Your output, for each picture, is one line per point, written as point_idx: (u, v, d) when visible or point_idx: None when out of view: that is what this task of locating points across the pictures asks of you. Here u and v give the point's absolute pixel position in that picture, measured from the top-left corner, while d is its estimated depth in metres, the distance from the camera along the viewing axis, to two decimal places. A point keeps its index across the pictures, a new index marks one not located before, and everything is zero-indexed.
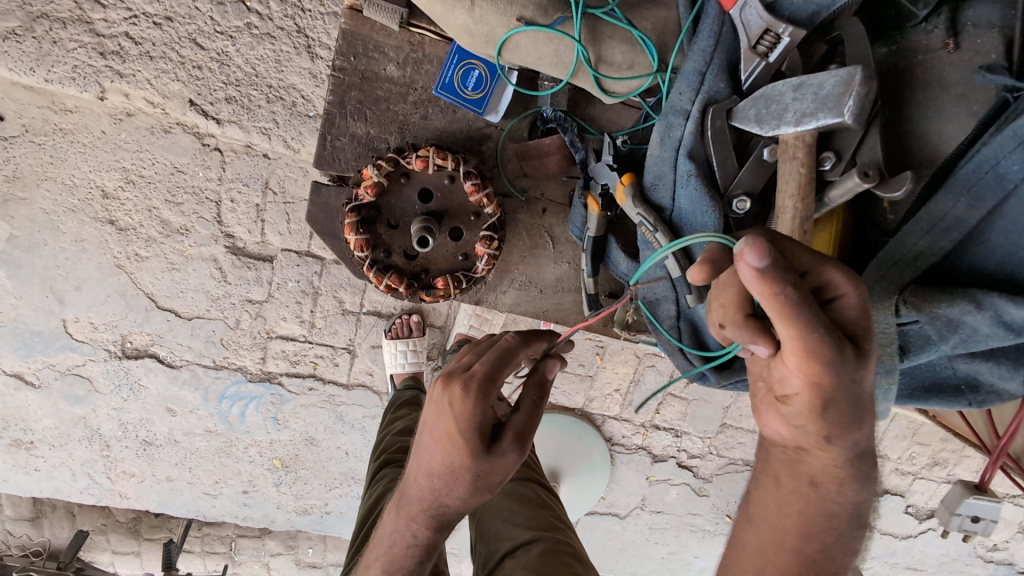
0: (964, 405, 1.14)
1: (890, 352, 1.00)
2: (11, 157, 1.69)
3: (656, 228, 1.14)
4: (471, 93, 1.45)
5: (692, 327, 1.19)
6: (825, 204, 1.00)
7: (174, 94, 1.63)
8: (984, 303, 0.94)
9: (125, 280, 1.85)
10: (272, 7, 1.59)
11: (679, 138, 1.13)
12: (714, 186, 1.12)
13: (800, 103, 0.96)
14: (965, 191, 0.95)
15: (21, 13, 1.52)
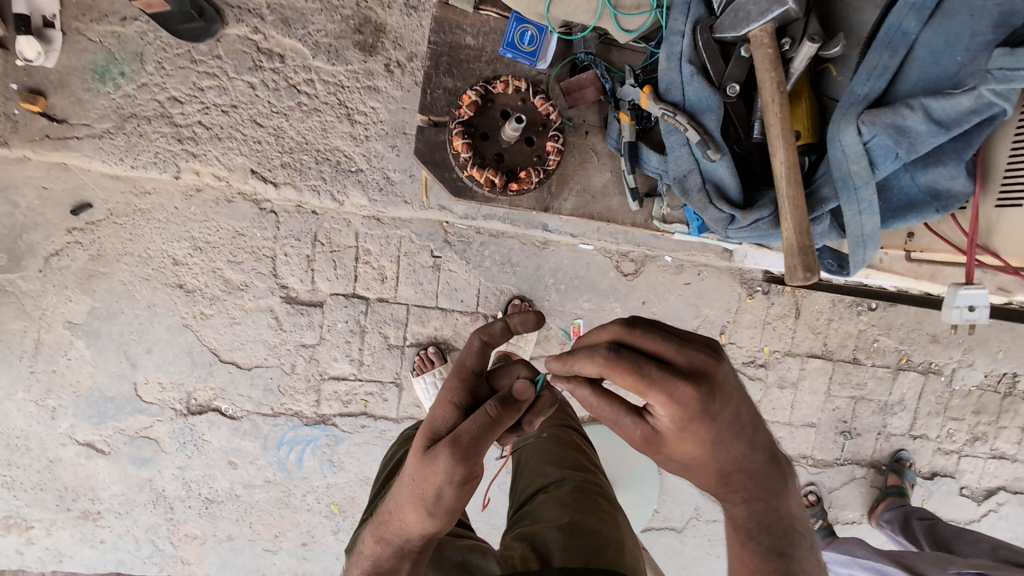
0: (934, 215, 1.35)
1: (863, 171, 1.25)
2: (95, 238, 1.93)
3: (677, 113, 1.35)
4: (526, 48, 1.56)
5: (716, 185, 1.40)
6: (791, 75, 1.24)
7: (238, 166, 1.93)
8: (916, 107, 1.20)
9: (192, 338, 2.03)
10: (318, 88, 1.92)
11: (680, 51, 1.38)
12: (710, 81, 1.36)
13: (757, 6, 1.19)
14: (886, 47, 1.26)
15: (114, 115, 1.84)
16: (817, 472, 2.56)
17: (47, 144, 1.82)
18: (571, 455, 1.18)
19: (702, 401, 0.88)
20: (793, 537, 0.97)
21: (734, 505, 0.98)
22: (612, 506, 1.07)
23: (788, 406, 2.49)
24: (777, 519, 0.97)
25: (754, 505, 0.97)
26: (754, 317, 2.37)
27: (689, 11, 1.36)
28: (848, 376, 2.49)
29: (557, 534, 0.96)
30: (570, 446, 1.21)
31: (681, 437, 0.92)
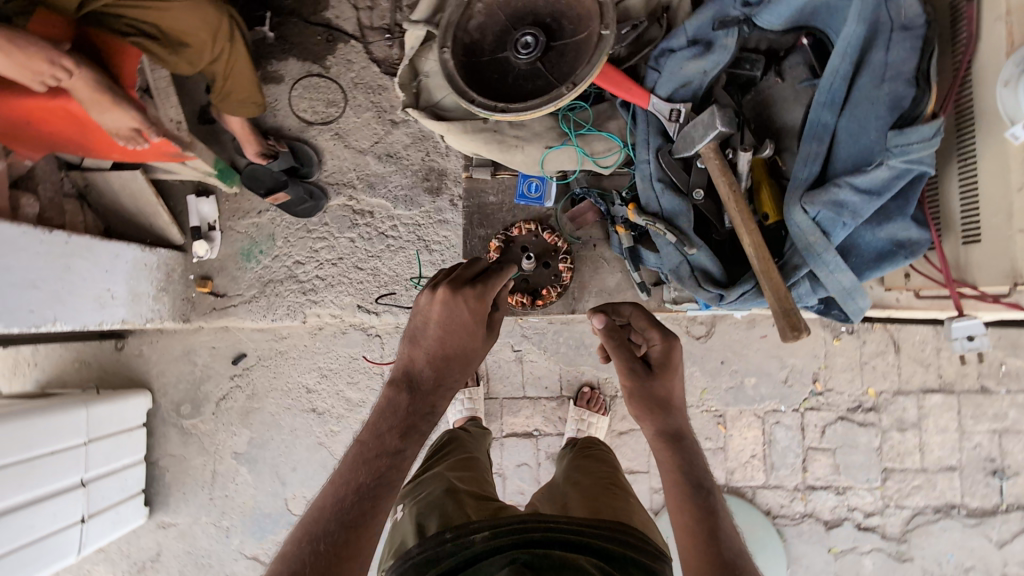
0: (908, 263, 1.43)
1: (820, 243, 1.38)
2: (250, 380, 2.43)
3: (662, 193, 1.48)
4: (534, 195, 1.76)
5: (703, 272, 1.48)
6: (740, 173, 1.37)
7: (348, 303, 2.37)
8: (845, 184, 1.36)
9: (326, 454, 2.39)
10: (401, 231, 2.36)
11: (655, 120, 1.48)
12: (680, 189, 1.48)
13: (694, 131, 1.34)
14: (812, 138, 1.43)
15: (257, 284, 2.39)
16: (978, 524, 2.25)
17: (213, 314, 2.39)
18: (601, 463, 1.42)
19: (672, 337, 1.33)
20: (712, 484, 1.23)
21: (673, 462, 1.24)
22: (625, 496, 1.26)
23: (918, 450, 2.28)
24: (703, 484, 1.21)
25: (695, 467, 1.23)
26: (848, 359, 2.30)
27: (648, 146, 1.48)
28: (981, 406, 2.26)
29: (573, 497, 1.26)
30: (593, 458, 1.45)
31: (666, 367, 1.31)
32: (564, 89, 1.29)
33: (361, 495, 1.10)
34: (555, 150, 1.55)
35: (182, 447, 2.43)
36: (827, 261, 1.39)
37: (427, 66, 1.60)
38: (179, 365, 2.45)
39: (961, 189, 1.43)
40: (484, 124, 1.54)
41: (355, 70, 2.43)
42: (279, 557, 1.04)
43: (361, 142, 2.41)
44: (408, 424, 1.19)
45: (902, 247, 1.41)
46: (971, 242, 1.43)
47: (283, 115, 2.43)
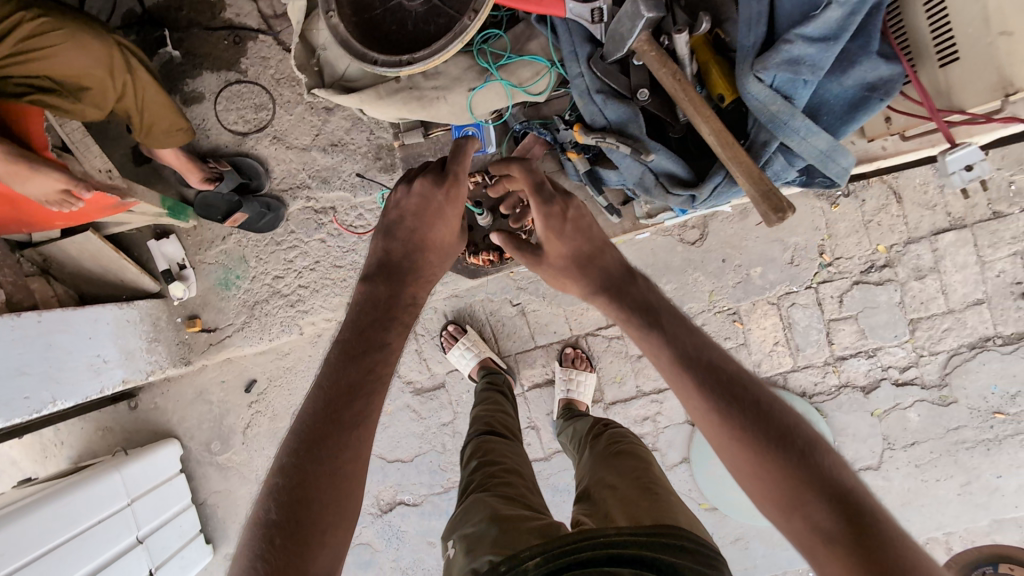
0: (884, 103, 1.30)
1: (786, 108, 1.26)
2: (268, 403, 2.42)
3: (608, 99, 1.37)
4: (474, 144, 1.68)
5: (668, 175, 1.40)
6: (682, 60, 1.24)
7: (338, 304, 2.32)
8: (797, 37, 1.21)
9: None
10: (370, 218, 2.29)
11: (576, 25, 1.34)
12: (622, 96, 1.38)
13: (621, 27, 1.22)
14: None
15: (244, 309, 2.35)
16: (1015, 350, 2.22)
17: (212, 350, 2.37)
18: (633, 460, 1.25)
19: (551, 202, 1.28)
20: (666, 319, 1.14)
21: (663, 345, 1.10)
22: (665, 494, 1.11)
23: (940, 294, 2.23)
24: (667, 326, 1.12)
25: (683, 339, 1.10)
26: (850, 222, 2.23)
27: (577, 56, 1.36)
28: (997, 234, 2.18)
29: (609, 495, 1.14)
30: (626, 455, 1.28)
31: (552, 234, 1.26)
32: (466, 20, 1.20)
33: (345, 393, 1.06)
34: (480, 91, 1.46)
35: (224, 481, 2.46)
36: (797, 128, 1.28)
37: (320, 40, 1.49)
38: (196, 407, 2.44)
39: (931, 19, 1.39)
40: (398, 83, 1.44)
41: (273, 65, 2.28)
42: (278, 477, 1.00)
43: (302, 139, 2.29)
44: (389, 317, 1.17)
45: (874, 89, 1.28)
46: (949, 62, 1.37)
47: (215, 134, 2.31)
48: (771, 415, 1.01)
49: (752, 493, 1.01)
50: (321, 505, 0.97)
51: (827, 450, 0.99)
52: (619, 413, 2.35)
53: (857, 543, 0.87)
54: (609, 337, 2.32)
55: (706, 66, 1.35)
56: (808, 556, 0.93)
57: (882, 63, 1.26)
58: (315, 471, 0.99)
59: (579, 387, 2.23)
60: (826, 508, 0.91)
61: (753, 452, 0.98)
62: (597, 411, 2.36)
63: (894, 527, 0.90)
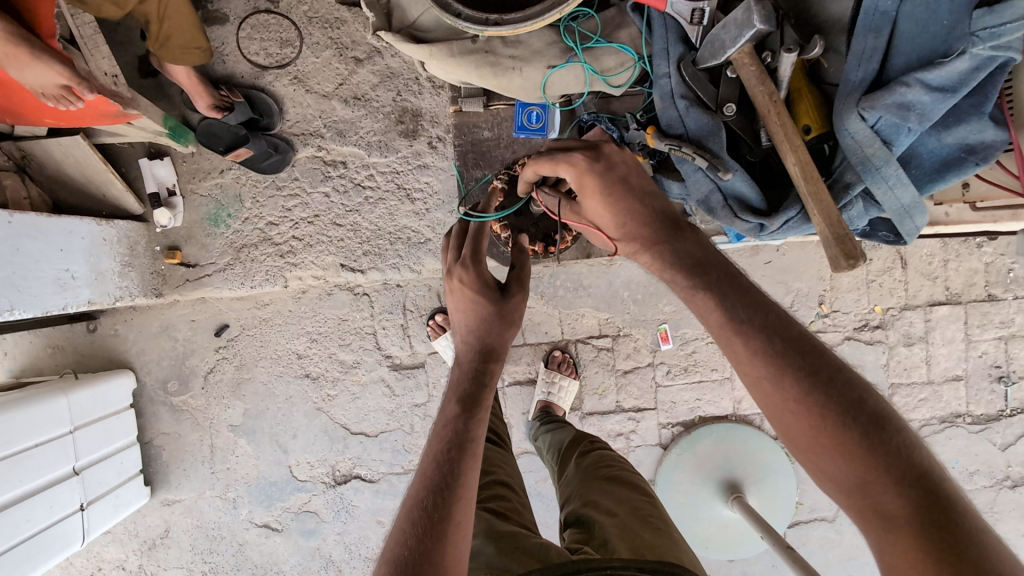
0: (976, 167, 1.24)
1: (880, 151, 1.20)
2: (237, 351, 2.30)
3: (692, 107, 1.31)
4: (536, 126, 1.60)
5: (739, 199, 1.33)
6: (781, 81, 1.18)
7: (330, 263, 2.22)
8: (911, 80, 1.15)
9: (325, 418, 2.31)
10: (380, 181, 2.19)
11: (674, 24, 1.30)
12: (706, 107, 1.32)
13: (728, 33, 1.17)
14: (867, 29, 1.21)
15: (230, 250, 2.22)
16: (981, 430, 2.28)
17: (188, 285, 2.23)
18: (628, 489, 1.38)
19: (582, 163, 1.20)
20: (711, 265, 1.08)
21: (713, 308, 1.03)
22: (663, 530, 1.27)
23: (924, 364, 2.26)
24: (712, 283, 1.05)
25: (737, 302, 1.02)
26: (854, 278, 2.24)
27: (670, 56, 1.31)
28: (988, 316, 2.22)
29: (608, 525, 1.27)
30: (620, 483, 1.40)
31: (586, 195, 1.22)
32: None
33: (466, 405, 1.15)
34: (559, 70, 1.39)
35: (175, 424, 2.33)
36: (887, 176, 1.22)
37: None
38: (159, 342, 2.31)
39: None
40: (473, 44, 1.36)
41: (307, 2, 2.15)
42: (416, 481, 1.06)
43: (324, 85, 2.18)
44: (470, 391, 1.18)
45: (973, 152, 1.23)
46: None
47: (233, 61, 2.17)
48: (837, 385, 0.93)
49: (807, 463, 0.96)
50: (461, 508, 1.01)
51: (899, 424, 0.91)
52: (594, 425, 2.33)
53: (923, 530, 0.82)
54: (598, 348, 2.28)
55: (800, 93, 1.29)
56: (868, 536, 0.88)
57: (989, 126, 1.21)
58: (449, 469, 1.04)
59: (561, 393, 2.21)
60: (893, 490, 0.86)
61: (813, 427, 0.92)
62: (572, 419, 2.33)
63: (972, 514, 0.85)
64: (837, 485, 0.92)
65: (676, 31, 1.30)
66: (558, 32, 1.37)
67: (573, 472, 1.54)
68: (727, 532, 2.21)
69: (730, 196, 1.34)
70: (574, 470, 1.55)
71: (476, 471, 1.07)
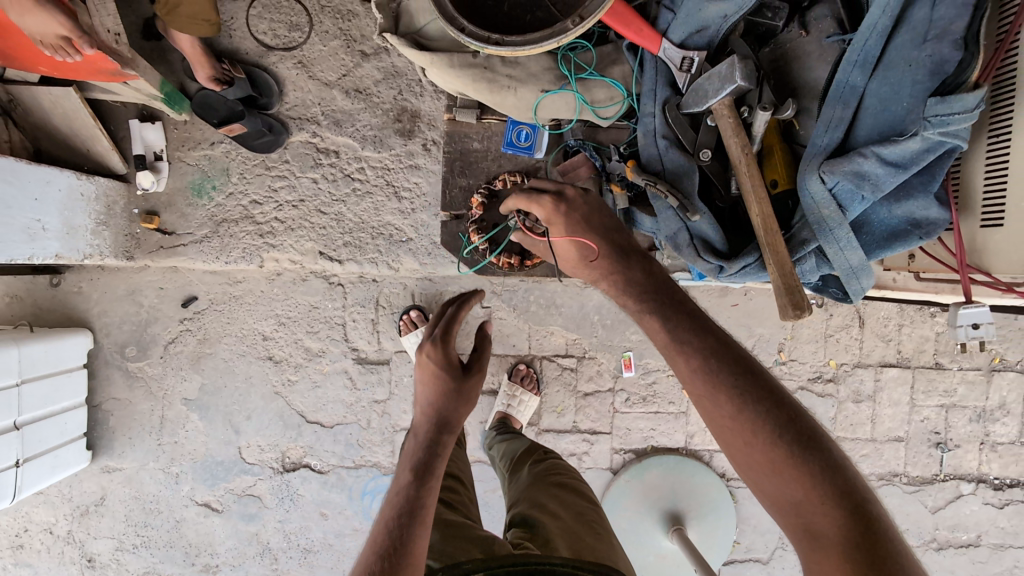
0: (919, 241, 1.33)
1: (835, 213, 1.27)
2: (202, 325, 2.27)
3: (671, 149, 1.37)
4: (524, 144, 1.66)
5: (704, 242, 1.39)
6: (755, 136, 1.25)
7: (309, 250, 2.22)
8: (869, 153, 1.23)
9: (282, 403, 2.29)
10: (369, 175, 2.21)
11: (664, 69, 1.37)
12: (685, 150, 1.38)
13: (711, 85, 1.23)
14: (837, 100, 1.29)
15: (209, 222, 2.21)
16: (915, 491, 2.37)
17: (161, 252, 2.21)
18: (574, 494, 1.43)
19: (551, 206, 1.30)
20: (664, 290, 1.18)
21: (659, 329, 1.12)
22: (605, 535, 1.32)
23: (868, 421, 2.35)
24: (662, 308, 1.14)
25: (680, 324, 1.10)
26: (813, 331, 2.32)
27: (657, 97, 1.37)
28: (933, 383, 2.32)
29: (552, 525, 1.32)
30: (567, 489, 1.44)
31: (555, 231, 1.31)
32: (568, 23, 1.09)
33: (418, 473, 1.29)
34: (552, 95, 1.44)
35: (128, 390, 2.29)
36: (839, 238, 1.29)
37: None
38: (122, 305, 2.27)
39: (987, 174, 1.29)
40: (473, 59, 1.40)
41: None
42: (371, 544, 1.13)
43: (327, 73, 2.20)
44: (426, 471, 1.30)
45: (916, 226, 1.31)
46: (991, 225, 1.30)
47: (240, 37, 2.17)
48: (769, 405, 0.98)
49: (750, 481, 1.01)
50: (413, 545, 1.09)
51: (828, 444, 0.97)
52: (550, 441, 2.35)
53: (848, 552, 0.86)
54: (562, 367, 2.32)
55: (771, 149, 1.36)
56: (802, 555, 0.92)
57: (936, 205, 1.29)
58: (402, 533, 1.12)
59: (520, 406, 2.24)
60: (824, 510, 0.90)
61: (747, 445, 0.98)
62: (527, 433, 2.35)
63: (898, 539, 0.89)
64: (776, 502, 0.96)
65: (665, 75, 1.37)
66: (555, 59, 1.42)
67: (523, 475, 1.57)
68: (663, 561, 2.25)
69: (697, 237, 1.39)
70: (523, 474, 1.58)
71: (427, 531, 1.15)
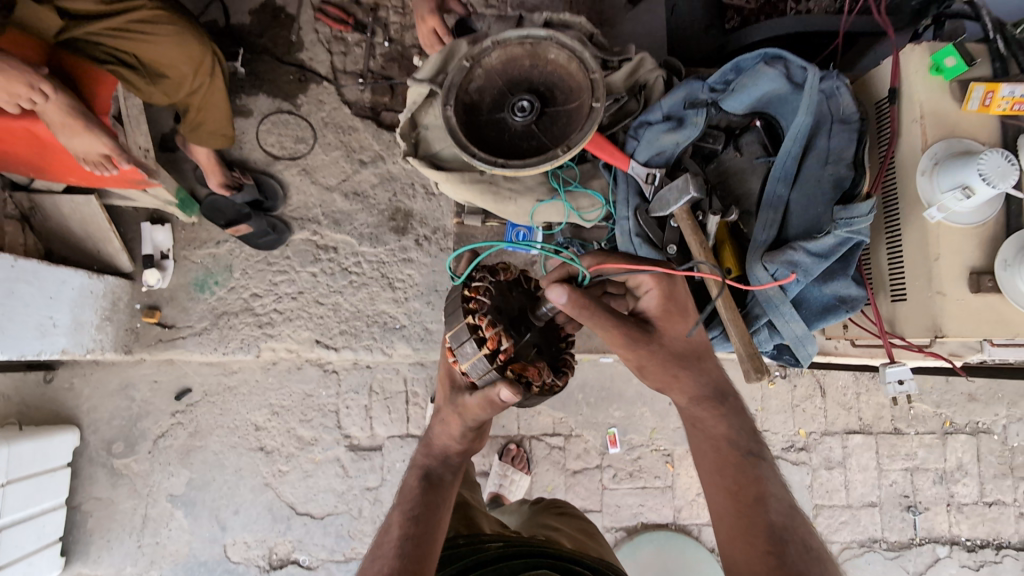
0: (846, 314, 1.55)
1: (777, 294, 1.50)
2: (194, 417, 2.29)
3: (641, 244, 1.60)
4: (522, 242, 1.89)
5: None
6: (709, 234, 1.49)
7: (305, 339, 2.33)
8: (798, 245, 1.48)
9: (271, 496, 2.28)
10: (366, 268, 2.38)
11: (633, 180, 1.61)
12: (653, 245, 1.60)
13: (671, 193, 1.44)
14: (770, 204, 1.55)
15: (210, 315, 2.31)
16: (895, 557, 2.45)
17: (159, 346, 2.28)
18: (575, 517, 1.68)
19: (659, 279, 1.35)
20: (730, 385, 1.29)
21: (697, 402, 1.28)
22: (599, 543, 1.58)
23: (842, 488, 2.47)
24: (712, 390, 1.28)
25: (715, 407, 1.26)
26: (781, 402, 2.49)
27: (629, 204, 1.61)
28: (896, 448, 2.48)
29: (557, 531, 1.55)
30: (569, 515, 1.67)
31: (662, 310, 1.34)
32: (558, 151, 1.35)
33: (415, 527, 1.22)
34: (545, 204, 1.68)
35: (111, 489, 2.25)
36: (783, 312, 1.51)
37: (426, 119, 1.68)
38: (114, 400, 2.28)
39: (889, 261, 1.54)
40: (480, 176, 1.64)
41: (326, 110, 2.46)
42: None
43: (328, 179, 2.44)
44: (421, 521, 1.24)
45: (843, 302, 1.54)
46: (899, 299, 1.52)
47: (249, 149, 2.42)
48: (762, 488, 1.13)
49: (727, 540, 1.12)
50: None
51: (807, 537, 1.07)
52: None
53: None
54: (550, 446, 2.40)
55: (722, 243, 1.60)
56: None
57: (853, 284, 1.53)
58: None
59: (512, 487, 2.30)
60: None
61: (745, 507, 1.11)
62: None
63: None
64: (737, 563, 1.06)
65: (633, 185, 1.61)
66: (547, 175, 1.67)
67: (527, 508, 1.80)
68: None
69: None
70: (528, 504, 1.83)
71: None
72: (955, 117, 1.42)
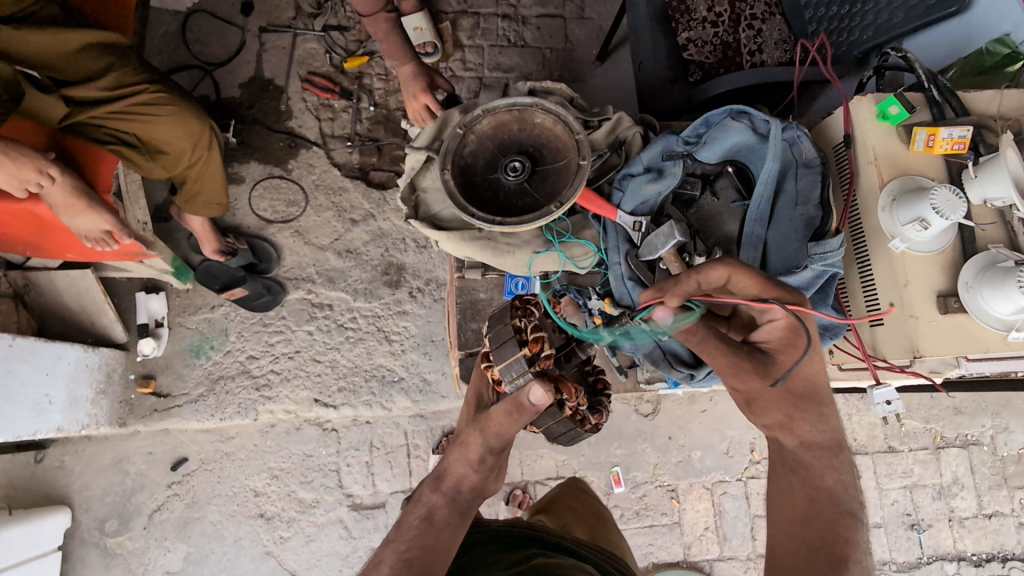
0: (830, 341, 1.64)
1: None
2: (191, 488, 2.25)
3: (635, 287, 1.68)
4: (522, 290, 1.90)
5: (673, 357, 1.66)
6: None
7: (303, 398, 2.33)
8: None
9: (274, 564, 2.22)
10: (361, 324, 2.41)
11: (622, 227, 1.70)
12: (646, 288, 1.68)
13: (657, 239, 1.55)
14: (749, 245, 1.65)
15: (206, 381, 2.30)
16: None
17: (155, 416, 2.26)
18: (593, 503, 1.62)
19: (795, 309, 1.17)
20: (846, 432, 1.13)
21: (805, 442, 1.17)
22: (613, 531, 1.51)
23: None
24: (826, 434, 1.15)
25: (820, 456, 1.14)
26: None
27: (620, 250, 1.69)
28: (892, 466, 2.53)
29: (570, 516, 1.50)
30: (585, 500, 1.62)
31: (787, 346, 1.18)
32: (552, 207, 1.44)
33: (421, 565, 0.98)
34: (541, 255, 1.76)
35: (104, 570, 2.17)
36: None
37: (425, 183, 1.78)
38: (107, 476, 2.23)
39: (863, 290, 1.64)
40: (479, 232, 1.73)
41: (317, 173, 2.55)
42: None
43: (321, 239, 2.50)
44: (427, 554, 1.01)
45: (826, 330, 1.63)
46: (877, 324, 1.60)
47: (243, 214, 2.49)
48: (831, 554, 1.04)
49: None
50: None
51: None
52: None
53: None
54: None
55: None
56: None
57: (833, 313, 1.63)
58: None
59: None
60: None
61: None
62: None
63: None
64: None
65: (622, 233, 1.70)
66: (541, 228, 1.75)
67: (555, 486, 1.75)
68: None
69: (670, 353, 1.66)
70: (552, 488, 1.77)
71: None
72: (905, 157, 1.56)
